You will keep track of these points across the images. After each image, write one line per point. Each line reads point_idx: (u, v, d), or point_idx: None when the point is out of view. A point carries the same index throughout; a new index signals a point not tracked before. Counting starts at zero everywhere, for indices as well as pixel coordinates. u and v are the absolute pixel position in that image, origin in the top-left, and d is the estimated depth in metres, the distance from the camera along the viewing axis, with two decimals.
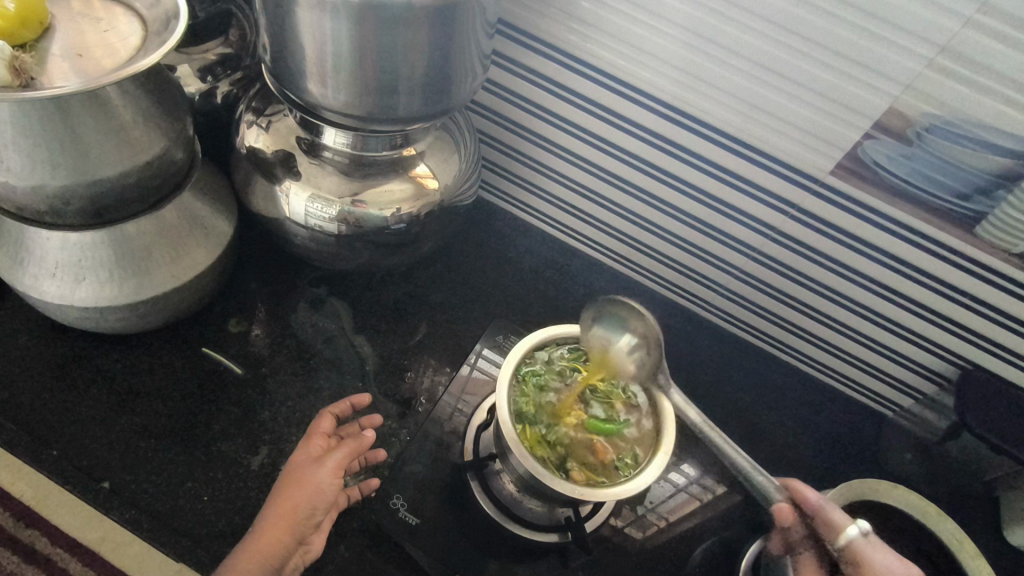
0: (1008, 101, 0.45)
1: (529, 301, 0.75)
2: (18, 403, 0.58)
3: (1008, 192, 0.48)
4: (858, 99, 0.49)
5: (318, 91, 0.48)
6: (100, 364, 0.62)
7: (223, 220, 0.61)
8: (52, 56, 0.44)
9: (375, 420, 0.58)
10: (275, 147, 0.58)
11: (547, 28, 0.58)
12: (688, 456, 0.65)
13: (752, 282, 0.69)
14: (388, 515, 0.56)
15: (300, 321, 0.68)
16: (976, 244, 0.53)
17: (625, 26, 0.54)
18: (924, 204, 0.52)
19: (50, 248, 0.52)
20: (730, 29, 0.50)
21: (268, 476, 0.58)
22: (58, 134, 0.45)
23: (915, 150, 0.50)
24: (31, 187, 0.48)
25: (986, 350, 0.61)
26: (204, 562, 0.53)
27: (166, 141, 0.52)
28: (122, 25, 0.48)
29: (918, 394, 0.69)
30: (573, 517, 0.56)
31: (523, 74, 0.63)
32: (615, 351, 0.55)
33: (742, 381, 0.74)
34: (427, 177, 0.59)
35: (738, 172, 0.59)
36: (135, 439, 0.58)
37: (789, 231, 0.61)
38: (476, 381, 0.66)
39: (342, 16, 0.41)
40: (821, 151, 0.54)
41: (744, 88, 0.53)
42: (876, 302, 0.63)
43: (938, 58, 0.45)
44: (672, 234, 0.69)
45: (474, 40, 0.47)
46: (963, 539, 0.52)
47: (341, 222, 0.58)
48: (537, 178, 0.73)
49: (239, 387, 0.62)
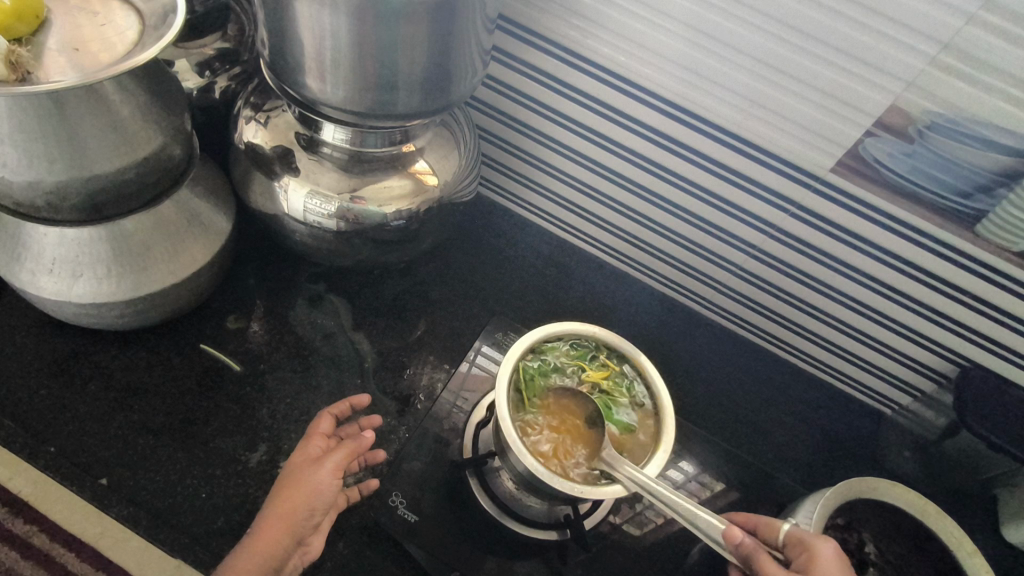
0: (1010, 99, 0.45)
1: (529, 299, 0.74)
2: (16, 398, 0.58)
3: (1009, 191, 0.48)
4: (860, 97, 0.49)
5: (316, 86, 0.47)
6: (98, 360, 0.61)
7: (221, 216, 0.60)
8: (47, 51, 0.44)
9: (374, 420, 0.57)
10: (274, 142, 0.58)
11: (546, 23, 0.57)
12: (687, 454, 0.65)
13: (751, 280, 0.69)
14: (388, 512, 0.56)
15: (298, 318, 0.68)
16: (977, 243, 0.53)
17: (624, 21, 0.54)
18: (924, 201, 0.52)
19: (47, 244, 0.52)
20: (732, 26, 0.50)
21: (267, 474, 0.58)
22: (55, 129, 0.45)
23: (916, 147, 0.50)
24: (28, 183, 0.48)
25: (985, 348, 0.61)
26: (202, 560, 0.53)
27: (164, 136, 0.52)
28: (119, 18, 0.47)
29: (917, 393, 0.69)
30: (573, 514, 0.56)
31: (524, 70, 0.63)
32: (568, 431, 0.51)
33: (742, 378, 0.74)
34: (427, 173, 0.59)
35: (738, 169, 0.59)
36: (133, 435, 0.58)
37: (789, 229, 0.61)
38: (476, 378, 0.65)
39: (341, 11, 0.41)
40: (822, 149, 0.54)
41: (745, 85, 0.53)
42: (877, 301, 0.62)
43: (940, 55, 0.44)
44: (671, 232, 0.69)
45: (474, 35, 0.47)
46: (962, 537, 0.52)
47: (340, 218, 0.58)
48: (537, 174, 0.73)
49: (238, 384, 0.62)
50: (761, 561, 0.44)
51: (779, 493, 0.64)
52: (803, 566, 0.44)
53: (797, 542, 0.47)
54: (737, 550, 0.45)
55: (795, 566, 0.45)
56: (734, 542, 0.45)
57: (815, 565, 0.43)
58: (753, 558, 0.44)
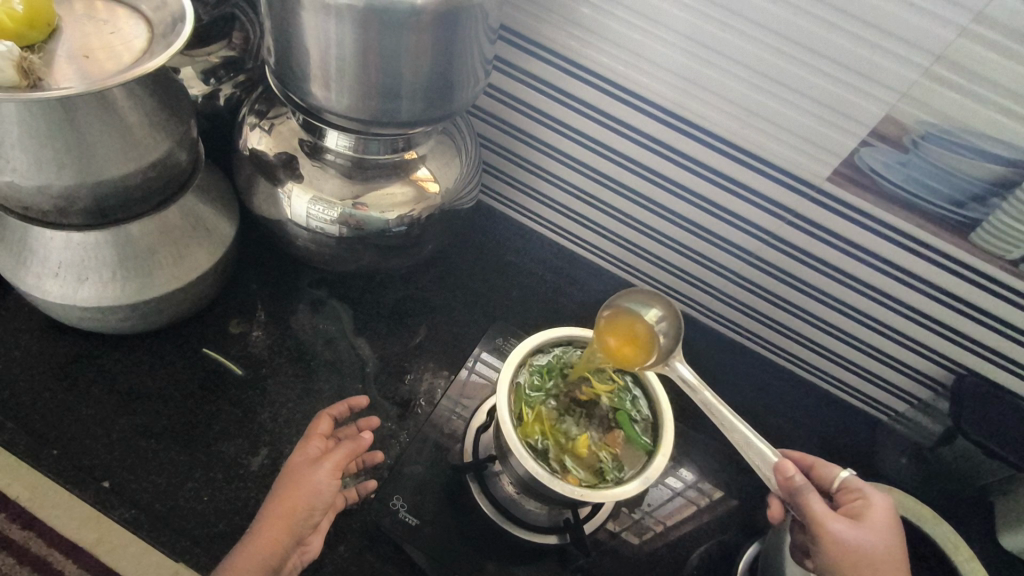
0: (1002, 110, 0.45)
1: (529, 306, 0.75)
2: (19, 402, 0.58)
3: (1002, 200, 0.49)
4: (856, 107, 0.50)
5: (321, 94, 0.48)
6: (101, 364, 0.62)
7: (225, 221, 0.61)
8: (58, 58, 0.45)
9: (372, 422, 0.58)
10: (277, 148, 0.58)
11: (546, 34, 0.58)
12: (687, 460, 0.65)
13: (750, 287, 0.70)
14: (387, 514, 0.57)
15: (300, 323, 0.68)
16: (971, 251, 0.53)
17: (623, 31, 0.55)
18: (918, 210, 0.53)
19: (52, 248, 0.52)
20: (729, 36, 0.51)
21: (267, 477, 0.58)
22: (64, 134, 0.46)
23: (910, 157, 0.50)
24: (36, 187, 0.48)
25: (980, 355, 0.61)
26: (203, 562, 0.53)
27: (169, 142, 0.53)
28: (128, 27, 0.48)
29: (913, 399, 0.70)
30: (572, 518, 0.56)
31: (525, 80, 0.64)
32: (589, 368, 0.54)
33: (740, 385, 0.75)
34: (428, 181, 0.60)
35: (736, 178, 0.60)
36: (135, 439, 0.58)
37: (786, 236, 0.62)
38: (475, 384, 0.66)
39: (346, 20, 0.42)
40: (819, 158, 0.55)
41: (743, 95, 0.54)
42: (874, 309, 0.63)
43: (933, 67, 0.45)
44: (670, 239, 0.70)
45: (477, 44, 0.48)
46: (959, 542, 0.52)
47: (342, 224, 0.59)
48: (538, 182, 0.74)
49: (239, 387, 0.63)
50: (810, 501, 0.47)
51: None
52: (857, 506, 0.49)
53: (848, 489, 0.51)
54: (784, 488, 0.49)
55: (848, 508, 0.49)
56: (783, 477, 0.48)
57: (869, 519, 0.48)
58: (800, 494, 0.47)
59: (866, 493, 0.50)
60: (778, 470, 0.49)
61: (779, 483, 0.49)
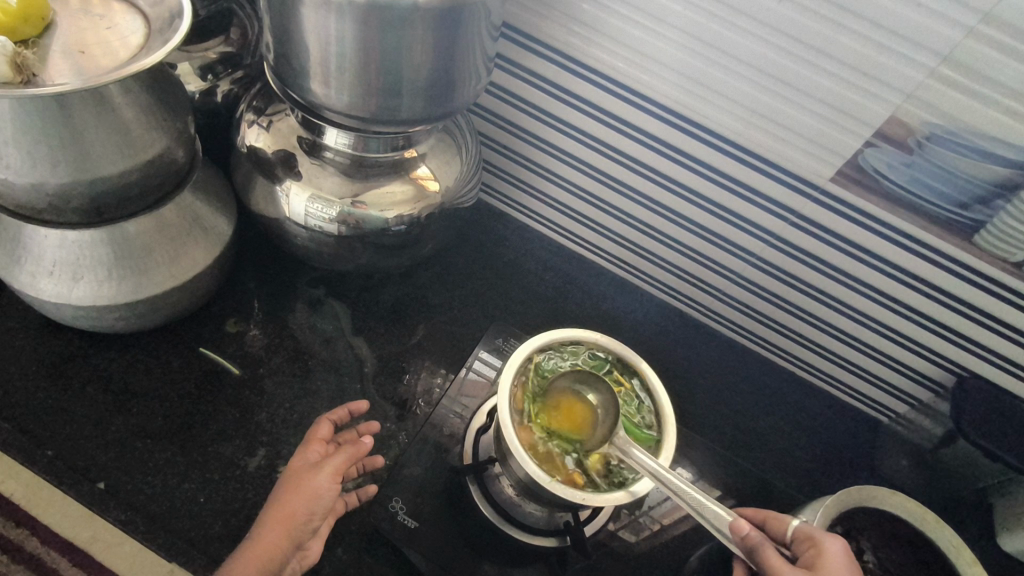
0: (1007, 111, 0.45)
1: (529, 305, 0.75)
2: (12, 402, 0.57)
3: (1006, 203, 0.49)
4: (861, 108, 0.50)
5: (321, 91, 0.47)
6: (96, 364, 0.61)
7: (222, 220, 0.60)
8: (52, 54, 0.44)
9: (373, 426, 0.58)
10: (275, 147, 0.58)
11: (547, 31, 0.58)
12: (684, 460, 0.65)
13: (753, 288, 0.69)
14: (387, 518, 0.56)
15: (298, 321, 0.68)
16: (974, 252, 0.53)
17: (625, 29, 0.54)
18: (922, 212, 0.53)
19: (47, 246, 0.52)
20: (733, 35, 0.50)
21: (265, 478, 0.57)
22: (59, 131, 0.45)
23: (915, 158, 0.50)
24: (31, 185, 0.48)
25: (981, 357, 0.61)
26: (200, 563, 0.53)
27: (165, 140, 0.52)
28: (124, 23, 0.47)
29: (914, 401, 0.69)
30: (572, 522, 0.55)
31: (526, 78, 0.63)
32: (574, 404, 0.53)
33: (741, 386, 0.74)
34: (428, 179, 0.59)
35: (739, 179, 0.60)
36: (130, 440, 0.57)
37: (789, 238, 0.62)
38: (474, 383, 0.65)
39: (347, 16, 0.41)
40: (823, 159, 0.54)
41: (747, 96, 0.53)
42: (876, 310, 0.63)
43: (940, 67, 0.45)
44: (671, 238, 0.69)
45: (479, 43, 0.47)
46: (961, 547, 0.50)
47: (341, 222, 0.58)
48: (540, 181, 0.73)
49: (238, 387, 0.62)
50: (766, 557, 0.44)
51: (778, 501, 0.64)
52: (811, 563, 0.44)
53: (803, 536, 0.47)
54: (743, 543, 0.45)
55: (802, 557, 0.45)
56: (741, 533, 0.46)
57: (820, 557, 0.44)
58: (761, 548, 0.45)
59: (818, 537, 0.46)
60: (736, 528, 0.46)
61: (734, 544, 0.46)
